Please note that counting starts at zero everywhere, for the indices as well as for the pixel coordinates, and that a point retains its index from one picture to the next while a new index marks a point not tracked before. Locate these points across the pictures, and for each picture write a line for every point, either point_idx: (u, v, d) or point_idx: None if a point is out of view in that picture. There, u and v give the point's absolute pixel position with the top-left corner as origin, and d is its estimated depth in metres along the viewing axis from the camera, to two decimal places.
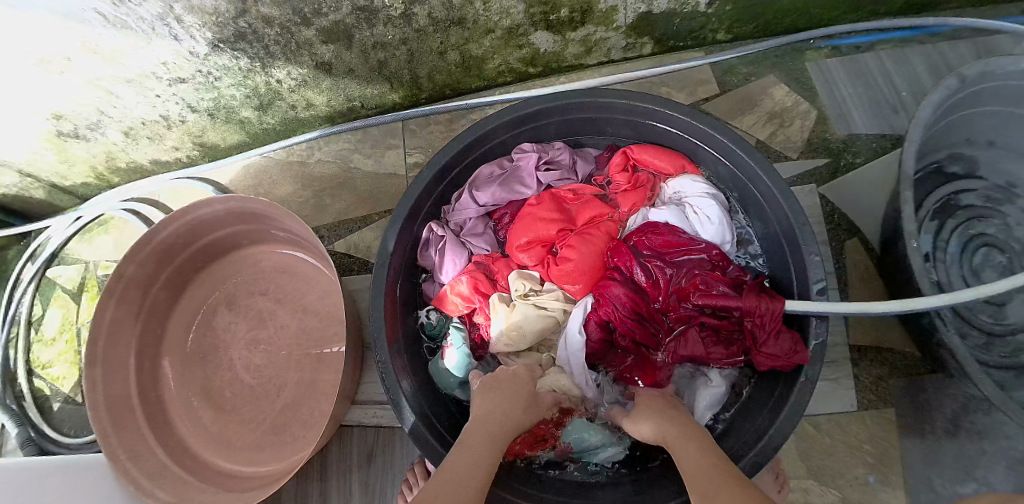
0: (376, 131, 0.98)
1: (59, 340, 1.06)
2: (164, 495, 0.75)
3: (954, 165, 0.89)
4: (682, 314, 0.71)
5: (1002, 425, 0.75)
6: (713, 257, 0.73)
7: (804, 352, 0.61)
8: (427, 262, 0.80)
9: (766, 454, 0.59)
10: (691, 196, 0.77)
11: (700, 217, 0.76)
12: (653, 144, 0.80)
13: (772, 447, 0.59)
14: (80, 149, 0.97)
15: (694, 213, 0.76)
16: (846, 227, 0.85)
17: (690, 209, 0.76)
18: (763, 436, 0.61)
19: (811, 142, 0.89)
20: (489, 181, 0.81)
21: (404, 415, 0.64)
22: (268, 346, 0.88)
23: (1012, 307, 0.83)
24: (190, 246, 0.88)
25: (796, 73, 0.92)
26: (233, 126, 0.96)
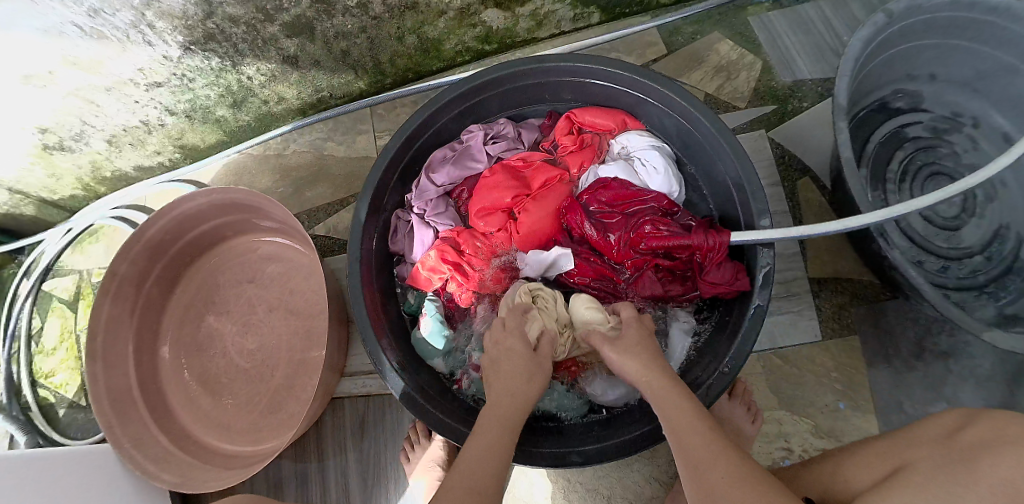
0: (347, 119, 1.03)
1: (60, 349, 1.09)
2: (170, 477, 0.79)
3: (900, 100, 0.95)
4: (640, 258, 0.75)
5: (954, 339, 0.81)
6: (662, 204, 0.76)
7: (744, 279, 0.68)
8: (398, 247, 0.82)
9: (723, 384, 0.63)
10: (636, 150, 0.80)
11: (647, 168, 0.78)
12: (592, 106, 0.84)
13: (730, 377, 0.63)
14: (66, 161, 1.01)
15: (641, 166, 0.79)
16: (797, 168, 0.90)
17: (637, 162, 0.79)
18: (720, 372, 0.64)
19: (758, 91, 0.94)
20: (443, 162, 0.83)
21: (388, 374, 0.68)
22: (260, 329, 0.92)
23: (966, 231, 0.89)
24: (179, 240, 0.91)
25: (739, 26, 0.98)
26: (211, 125, 1.00)
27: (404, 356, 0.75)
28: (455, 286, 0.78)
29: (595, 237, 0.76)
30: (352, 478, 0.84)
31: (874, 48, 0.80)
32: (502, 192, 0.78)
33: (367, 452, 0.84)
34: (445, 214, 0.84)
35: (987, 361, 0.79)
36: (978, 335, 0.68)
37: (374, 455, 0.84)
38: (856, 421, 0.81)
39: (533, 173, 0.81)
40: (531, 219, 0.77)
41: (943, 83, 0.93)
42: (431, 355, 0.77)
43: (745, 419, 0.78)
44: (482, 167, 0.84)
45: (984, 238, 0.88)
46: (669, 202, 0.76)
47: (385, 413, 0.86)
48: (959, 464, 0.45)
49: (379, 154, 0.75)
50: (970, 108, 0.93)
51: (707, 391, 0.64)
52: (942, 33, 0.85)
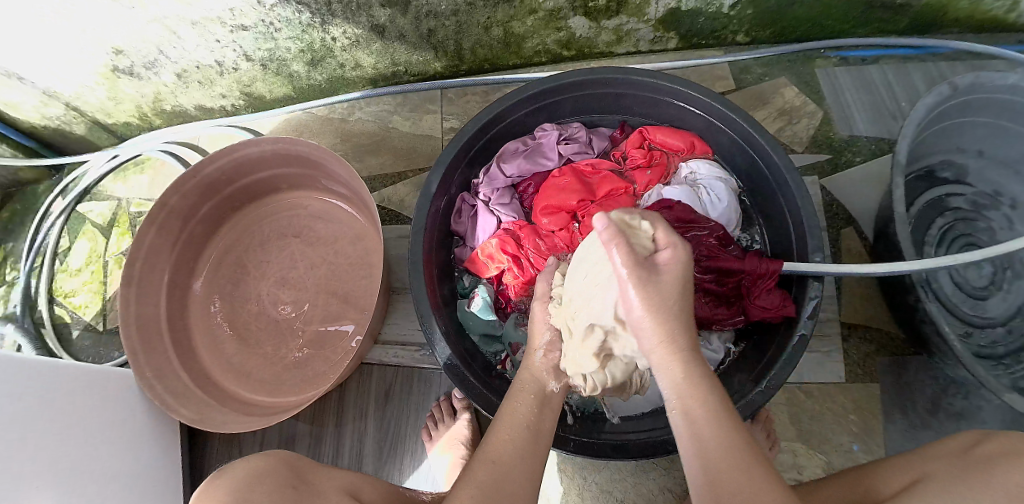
0: (415, 97, 1.05)
1: (84, 271, 1.08)
2: (187, 413, 0.78)
3: (946, 170, 0.96)
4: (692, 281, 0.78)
5: (973, 406, 0.82)
6: (718, 235, 0.79)
7: (791, 306, 0.71)
8: (461, 228, 0.86)
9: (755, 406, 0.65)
10: (704, 179, 0.83)
11: (711, 196, 0.82)
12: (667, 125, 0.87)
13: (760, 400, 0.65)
14: (131, 86, 1.02)
15: (705, 194, 0.82)
16: (843, 216, 0.93)
17: (702, 190, 0.83)
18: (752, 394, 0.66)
19: (816, 139, 0.98)
20: (514, 154, 0.86)
21: (437, 345, 0.69)
22: (297, 281, 0.93)
23: (991, 302, 0.88)
24: (233, 183, 0.92)
25: (805, 77, 1.01)
26: (281, 79, 1.02)
27: (457, 337, 0.77)
28: (511, 276, 0.82)
29: None
30: (366, 446, 0.83)
31: (935, 115, 0.83)
32: (568, 193, 0.83)
33: (386, 420, 0.85)
34: (510, 205, 0.87)
35: (998, 426, 0.80)
36: (998, 395, 0.70)
37: (392, 423, 0.85)
38: (867, 464, 0.83)
39: (600, 178, 0.85)
40: (591, 222, 0.81)
41: (989, 160, 0.93)
42: (475, 331, 0.81)
43: (763, 444, 0.81)
44: (552, 165, 0.88)
45: (1011, 310, 0.86)
46: (725, 235, 0.79)
47: (412, 382, 0.86)
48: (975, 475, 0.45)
49: (458, 134, 0.77)
50: (1010, 188, 0.93)
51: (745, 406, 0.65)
52: (997, 113, 0.87)
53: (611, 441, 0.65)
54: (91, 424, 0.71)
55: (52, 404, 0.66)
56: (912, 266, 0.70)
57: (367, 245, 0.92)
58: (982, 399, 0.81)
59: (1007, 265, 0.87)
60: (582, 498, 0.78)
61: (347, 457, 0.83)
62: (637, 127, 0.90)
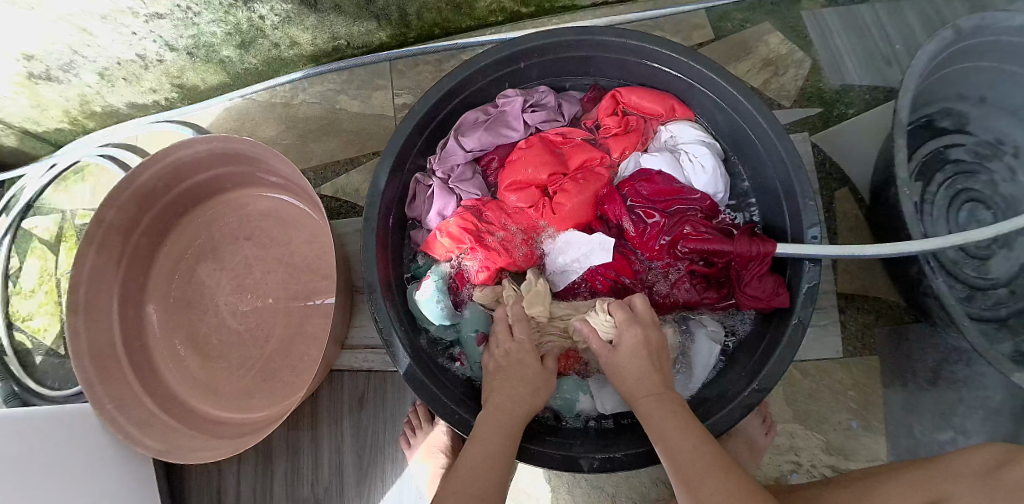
0: (362, 72, 0.95)
1: (39, 291, 1.02)
2: (152, 443, 0.74)
3: (945, 119, 0.87)
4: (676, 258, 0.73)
5: (975, 374, 0.78)
6: (705, 207, 0.74)
7: (784, 295, 0.65)
8: (415, 213, 0.78)
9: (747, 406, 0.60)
10: (686, 143, 0.76)
11: (694, 163, 0.74)
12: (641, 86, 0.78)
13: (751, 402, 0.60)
14: (52, 92, 0.92)
15: (688, 160, 0.75)
16: (837, 177, 0.85)
17: (684, 156, 0.75)
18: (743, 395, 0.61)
19: (806, 91, 0.88)
20: (475, 126, 0.77)
21: (399, 358, 0.63)
22: (255, 293, 0.87)
23: (995, 261, 0.82)
24: (171, 190, 0.84)
25: (791, 20, 0.90)
26: (213, 66, 0.91)
27: (420, 341, 0.71)
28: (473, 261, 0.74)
29: (631, 231, 0.74)
30: (346, 458, 0.80)
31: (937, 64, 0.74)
32: (539, 168, 0.75)
33: (364, 430, 0.81)
34: (472, 181, 0.79)
35: (1000, 393, 0.77)
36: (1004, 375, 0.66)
37: (370, 434, 0.81)
38: (866, 442, 0.79)
39: (570, 150, 0.78)
40: (563, 201, 0.73)
41: (994, 106, 0.84)
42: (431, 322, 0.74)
43: (759, 430, 0.76)
44: (517, 136, 0.79)
45: (1016, 269, 0.80)
46: (712, 205, 0.74)
47: (384, 388, 0.82)
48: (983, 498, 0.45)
49: (405, 118, 0.68)
50: (1016, 135, 0.84)
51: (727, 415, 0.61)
52: (1003, 56, 0.77)
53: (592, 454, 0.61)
54: (60, 470, 0.67)
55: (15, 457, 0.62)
56: (915, 247, 0.64)
57: (325, 248, 0.85)
58: (985, 366, 0.77)
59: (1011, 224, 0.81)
60: (572, 499, 0.75)
61: (327, 472, 0.81)
62: (609, 90, 0.81)
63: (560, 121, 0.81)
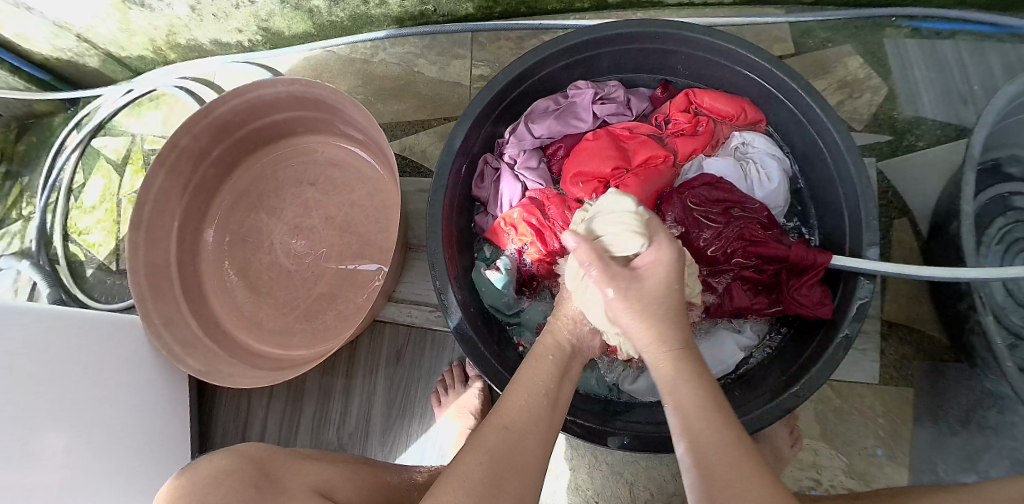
0: (444, 38, 0.97)
1: (99, 208, 1.06)
2: (195, 364, 0.77)
3: (1014, 165, 0.85)
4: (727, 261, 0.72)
5: None
6: (763, 219, 0.72)
7: (830, 306, 0.66)
8: (483, 194, 0.80)
9: (772, 413, 0.61)
10: (757, 154, 0.76)
11: (760, 176, 0.75)
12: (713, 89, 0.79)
13: (786, 407, 0.60)
14: (143, 19, 0.96)
15: (754, 172, 0.75)
16: (898, 205, 0.85)
17: (750, 167, 0.76)
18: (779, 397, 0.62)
19: (878, 118, 0.88)
20: (544, 114, 0.80)
21: (451, 312, 0.65)
22: (311, 234, 0.89)
23: None
24: (246, 125, 0.87)
25: (873, 47, 0.90)
26: (301, 14, 0.94)
27: (474, 304, 0.73)
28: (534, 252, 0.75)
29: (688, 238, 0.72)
30: (376, 405, 0.82)
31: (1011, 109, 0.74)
32: (604, 159, 0.75)
33: (397, 383, 0.83)
34: (537, 170, 0.81)
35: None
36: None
37: (402, 386, 0.82)
38: (888, 472, 0.79)
39: (637, 145, 0.78)
40: None
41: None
42: (491, 300, 0.76)
43: (787, 441, 0.77)
44: (585, 127, 0.80)
45: None
46: (771, 218, 0.72)
47: (422, 345, 0.83)
48: None
49: (487, 86, 0.70)
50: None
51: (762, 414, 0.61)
52: None
53: (617, 427, 0.62)
54: (101, 372, 0.70)
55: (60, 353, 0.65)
56: (974, 274, 0.64)
57: (385, 203, 0.87)
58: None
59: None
60: (593, 478, 0.76)
61: (355, 418, 0.82)
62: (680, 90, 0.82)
63: (629, 117, 0.82)
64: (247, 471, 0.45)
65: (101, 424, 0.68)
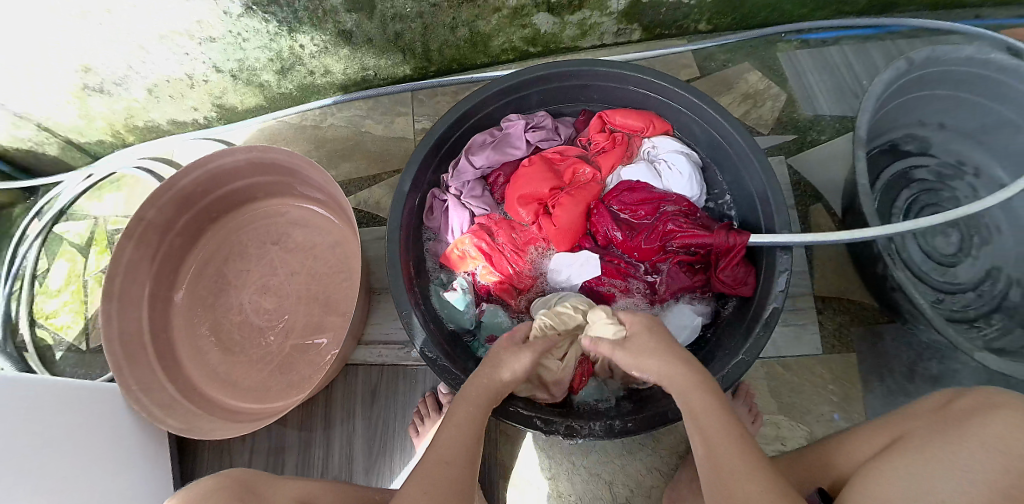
0: (386, 100, 1.07)
1: (64, 291, 1.08)
2: (175, 423, 0.79)
3: (909, 143, 0.98)
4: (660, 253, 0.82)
5: (949, 369, 0.85)
6: (683, 207, 0.82)
7: (750, 285, 0.76)
8: (434, 225, 0.87)
9: (723, 384, 0.67)
10: (665, 154, 0.86)
11: (672, 171, 0.84)
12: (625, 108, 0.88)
13: (732, 378, 0.67)
14: (101, 104, 1.02)
15: (667, 169, 0.84)
16: (811, 193, 0.96)
17: (663, 165, 0.85)
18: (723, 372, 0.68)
19: (781, 121, 1.00)
20: (482, 147, 0.87)
21: (415, 333, 0.70)
22: (279, 293, 0.93)
23: (961, 268, 0.91)
24: (210, 194, 0.93)
25: (769, 60, 1.03)
26: (254, 89, 1.03)
27: (437, 329, 0.78)
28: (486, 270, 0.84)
29: (620, 239, 0.83)
30: (357, 445, 0.85)
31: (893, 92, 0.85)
32: (540, 183, 0.84)
33: (375, 420, 0.86)
34: (482, 198, 0.88)
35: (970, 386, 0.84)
36: (971, 356, 0.72)
37: (382, 421, 0.86)
38: None
39: (568, 167, 0.87)
40: (562, 213, 0.82)
41: (951, 131, 0.97)
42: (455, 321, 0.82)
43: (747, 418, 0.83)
44: (520, 154, 0.89)
45: (981, 274, 0.90)
46: (690, 205, 0.83)
47: (395, 384, 0.87)
48: (953, 430, 0.49)
49: (427, 134, 0.79)
50: (975, 158, 0.97)
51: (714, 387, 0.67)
52: (954, 85, 0.89)
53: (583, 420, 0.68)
54: (87, 441, 0.72)
55: (52, 425, 0.68)
56: (874, 231, 0.72)
57: (348, 250, 0.93)
58: (957, 362, 0.85)
59: (974, 233, 0.92)
60: (572, 484, 0.79)
61: (338, 459, 0.84)
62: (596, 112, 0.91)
63: (557, 140, 0.91)
64: (231, 487, 0.53)
65: (87, 494, 0.68)
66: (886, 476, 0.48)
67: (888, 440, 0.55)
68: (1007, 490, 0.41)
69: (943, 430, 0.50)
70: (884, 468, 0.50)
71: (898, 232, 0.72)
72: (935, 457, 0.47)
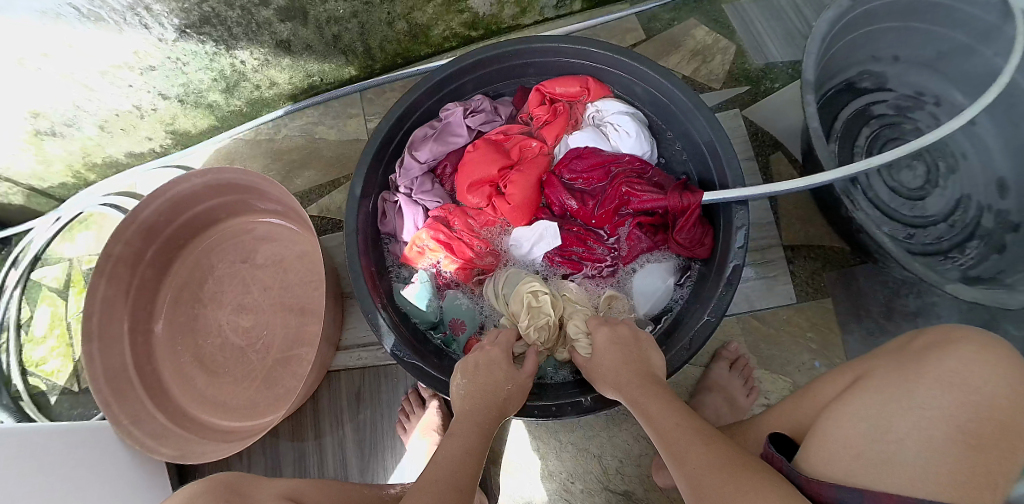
0: (337, 103, 1.07)
1: (50, 336, 1.08)
2: (168, 451, 0.80)
3: (865, 81, 0.99)
4: (613, 224, 0.82)
5: (926, 303, 0.86)
6: (634, 165, 0.82)
7: (707, 245, 0.76)
8: (389, 228, 0.85)
9: (693, 347, 0.69)
10: (610, 115, 0.84)
11: (619, 132, 0.83)
12: (561, 76, 0.87)
13: (698, 343, 0.68)
14: (57, 146, 1.02)
15: (614, 130, 0.83)
16: (770, 143, 0.95)
17: (610, 127, 0.83)
18: (692, 337, 0.70)
19: (733, 73, 0.99)
20: (425, 140, 0.85)
21: (383, 332, 0.70)
22: (255, 309, 0.94)
23: (931, 200, 0.92)
24: (173, 222, 0.93)
25: (714, 14, 1.02)
26: (202, 110, 1.02)
27: (406, 328, 0.78)
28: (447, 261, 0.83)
29: (576, 207, 0.82)
30: (349, 451, 0.86)
31: (838, 30, 0.84)
32: (487, 166, 0.82)
33: (365, 423, 0.87)
34: (432, 191, 0.87)
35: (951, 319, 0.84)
36: (943, 289, 0.73)
37: (370, 425, 0.87)
38: None
39: (514, 145, 0.86)
40: (514, 192, 0.81)
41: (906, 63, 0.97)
42: (423, 318, 0.82)
43: (741, 391, 0.84)
44: (463, 141, 0.87)
45: (951, 204, 0.92)
46: (639, 161, 0.82)
47: (380, 386, 0.89)
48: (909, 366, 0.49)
49: (371, 135, 0.78)
50: (932, 86, 0.97)
51: (693, 341, 0.69)
52: (903, 16, 0.89)
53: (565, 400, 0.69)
54: (79, 480, 0.72)
55: (39, 467, 0.68)
56: (825, 177, 0.72)
57: (318, 261, 0.93)
58: (935, 295, 0.86)
59: (939, 165, 0.93)
60: (561, 462, 0.82)
61: (333, 466, 0.86)
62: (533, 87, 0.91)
63: (499, 121, 0.90)
64: (216, 490, 0.52)
65: None
66: (846, 416, 0.49)
67: (851, 380, 0.54)
68: (965, 424, 0.44)
69: (901, 368, 0.50)
70: (844, 408, 0.50)
71: (847, 174, 0.73)
72: (895, 394, 0.47)
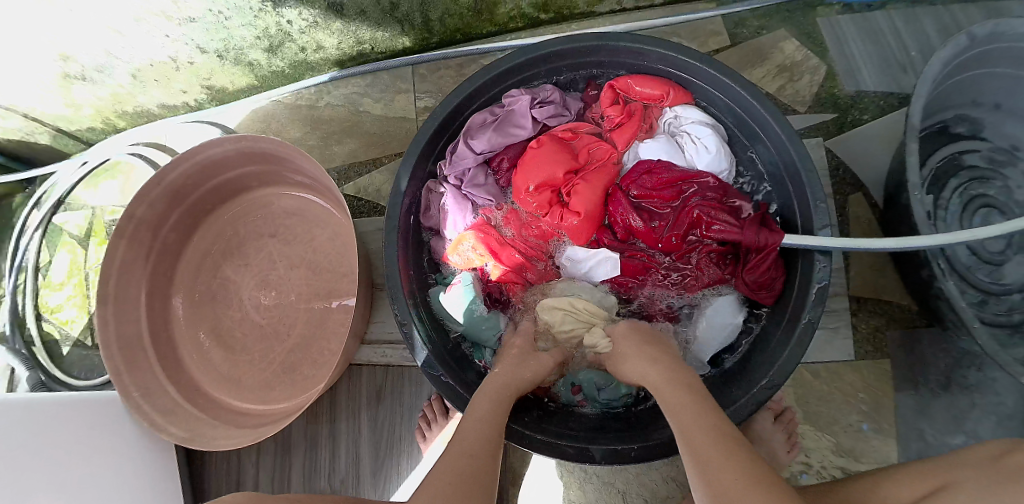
0: (386, 76, 0.99)
1: (67, 285, 1.05)
2: (177, 431, 0.76)
3: (959, 125, 0.87)
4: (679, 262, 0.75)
5: (987, 377, 0.78)
6: (713, 191, 0.74)
7: (775, 285, 0.70)
8: (431, 224, 0.79)
9: (746, 408, 0.64)
10: (690, 125, 0.77)
11: (699, 146, 0.75)
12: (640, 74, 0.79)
13: (756, 402, 0.64)
14: (86, 91, 0.96)
15: (693, 142, 0.76)
16: (851, 182, 0.86)
17: (688, 139, 0.76)
18: (750, 393, 0.65)
19: (820, 96, 0.89)
20: (483, 128, 0.77)
21: (416, 348, 0.66)
22: (278, 287, 0.89)
23: (1009, 267, 0.82)
24: (200, 187, 0.87)
25: (807, 27, 0.91)
26: (242, 68, 0.96)
27: (442, 345, 0.73)
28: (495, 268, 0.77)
29: (641, 227, 0.75)
30: (363, 449, 0.83)
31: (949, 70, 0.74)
32: (552, 168, 0.75)
33: (381, 424, 0.83)
34: (484, 186, 0.79)
35: (1011, 399, 0.77)
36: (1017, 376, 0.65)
37: (386, 426, 0.83)
38: (877, 444, 0.80)
39: (581, 146, 0.79)
40: (578, 202, 0.74)
41: (1009, 113, 0.85)
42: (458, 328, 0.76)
43: (783, 446, 0.78)
44: (525, 134, 0.80)
45: None
46: (721, 189, 0.74)
47: (400, 387, 0.84)
48: None
49: (427, 117, 0.71)
50: None
51: (745, 403, 0.65)
52: (1017, 62, 0.78)
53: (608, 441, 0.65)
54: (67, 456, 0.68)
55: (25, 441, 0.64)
56: (920, 243, 0.64)
57: (349, 247, 0.88)
58: (997, 371, 0.77)
59: None
60: (583, 493, 0.77)
61: (344, 463, 0.83)
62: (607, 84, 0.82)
63: (568, 116, 0.82)
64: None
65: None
66: None
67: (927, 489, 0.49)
68: None
69: None
70: None
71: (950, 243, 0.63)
72: None
